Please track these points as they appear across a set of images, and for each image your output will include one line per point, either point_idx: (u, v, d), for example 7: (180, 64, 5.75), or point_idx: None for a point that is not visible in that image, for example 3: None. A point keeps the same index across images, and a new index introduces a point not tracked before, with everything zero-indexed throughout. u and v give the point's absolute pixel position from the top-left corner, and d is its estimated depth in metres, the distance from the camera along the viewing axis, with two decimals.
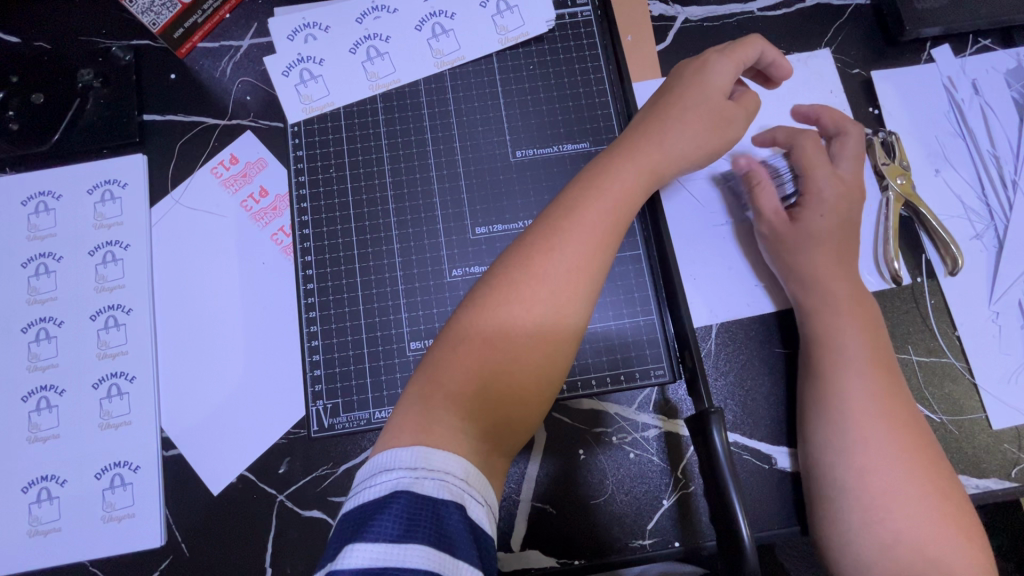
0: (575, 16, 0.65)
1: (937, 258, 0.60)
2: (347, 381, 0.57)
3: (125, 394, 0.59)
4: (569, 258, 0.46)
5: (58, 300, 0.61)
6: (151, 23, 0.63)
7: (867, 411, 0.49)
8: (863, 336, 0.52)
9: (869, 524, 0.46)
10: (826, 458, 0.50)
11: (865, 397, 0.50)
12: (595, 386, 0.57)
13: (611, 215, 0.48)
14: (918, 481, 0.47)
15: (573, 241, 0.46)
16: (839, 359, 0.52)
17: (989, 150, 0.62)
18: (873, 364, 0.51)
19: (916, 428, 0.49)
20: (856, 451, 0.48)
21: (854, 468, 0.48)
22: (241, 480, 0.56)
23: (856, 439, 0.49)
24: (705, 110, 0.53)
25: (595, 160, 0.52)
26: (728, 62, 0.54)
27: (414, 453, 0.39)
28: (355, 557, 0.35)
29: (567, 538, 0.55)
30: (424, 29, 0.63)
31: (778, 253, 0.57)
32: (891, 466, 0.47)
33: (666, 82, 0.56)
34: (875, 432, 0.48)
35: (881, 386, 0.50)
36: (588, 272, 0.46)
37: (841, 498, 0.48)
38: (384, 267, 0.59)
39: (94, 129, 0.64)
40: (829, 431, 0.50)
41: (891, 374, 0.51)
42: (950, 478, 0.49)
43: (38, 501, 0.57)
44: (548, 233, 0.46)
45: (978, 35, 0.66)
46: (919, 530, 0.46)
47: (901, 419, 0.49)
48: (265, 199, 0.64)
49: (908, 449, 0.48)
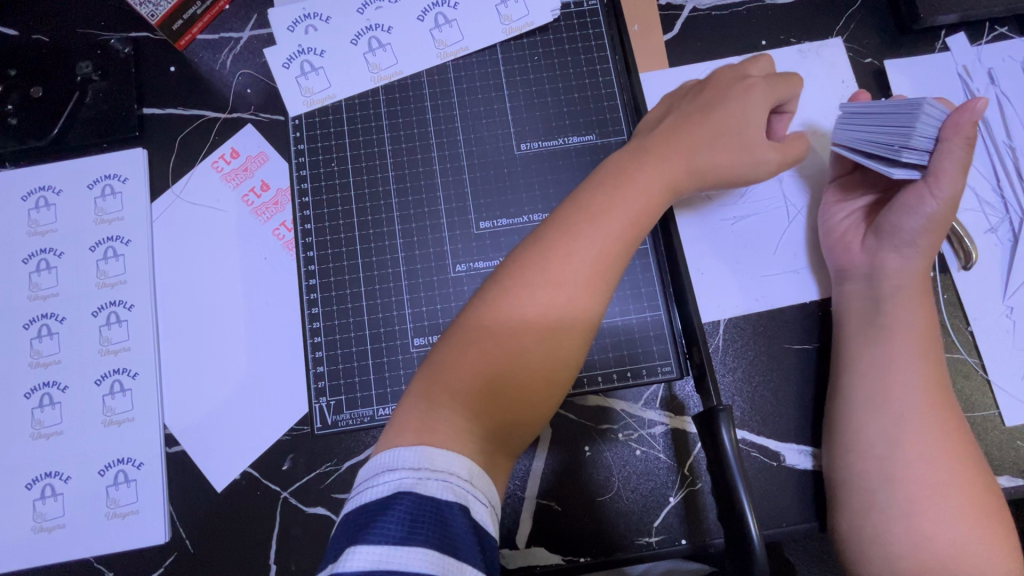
0: (580, 5, 0.63)
1: (950, 251, 0.58)
2: (350, 378, 0.56)
3: (127, 390, 0.58)
4: (580, 260, 0.44)
5: (59, 296, 0.61)
6: (149, 15, 0.62)
7: (915, 404, 0.49)
8: (915, 329, 0.51)
9: (903, 521, 0.46)
10: (868, 449, 0.49)
11: (914, 391, 0.49)
12: (602, 383, 0.56)
13: (626, 222, 0.46)
14: (958, 478, 0.47)
15: (585, 243, 0.44)
16: (889, 354, 0.50)
17: (1005, 141, 0.61)
18: (925, 358, 0.50)
19: (957, 422, 0.49)
20: (902, 445, 0.48)
21: (901, 461, 0.47)
22: (245, 477, 0.56)
23: (906, 432, 0.48)
24: (735, 137, 0.50)
25: (616, 159, 0.50)
26: (768, 92, 0.51)
27: (418, 453, 0.39)
28: (355, 559, 0.35)
29: (573, 535, 0.55)
30: (427, 19, 0.62)
31: (927, 230, 0.50)
32: (935, 461, 0.47)
33: (707, 93, 0.52)
34: (920, 428, 0.48)
35: (932, 381, 0.49)
36: (601, 277, 0.44)
37: (882, 490, 0.47)
38: (387, 262, 0.59)
39: (94, 122, 0.64)
40: (874, 425, 0.49)
41: (941, 368, 0.50)
42: (987, 472, 0.48)
43: (42, 497, 0.56)
44: (562, 233, 0.45)
45: (995, 23, 0.64)
46: (954, 526, 0.45)
47: (948, 414, 0.49)
48: (266, 193, 0.63)
49: (950, 445, 0.48)
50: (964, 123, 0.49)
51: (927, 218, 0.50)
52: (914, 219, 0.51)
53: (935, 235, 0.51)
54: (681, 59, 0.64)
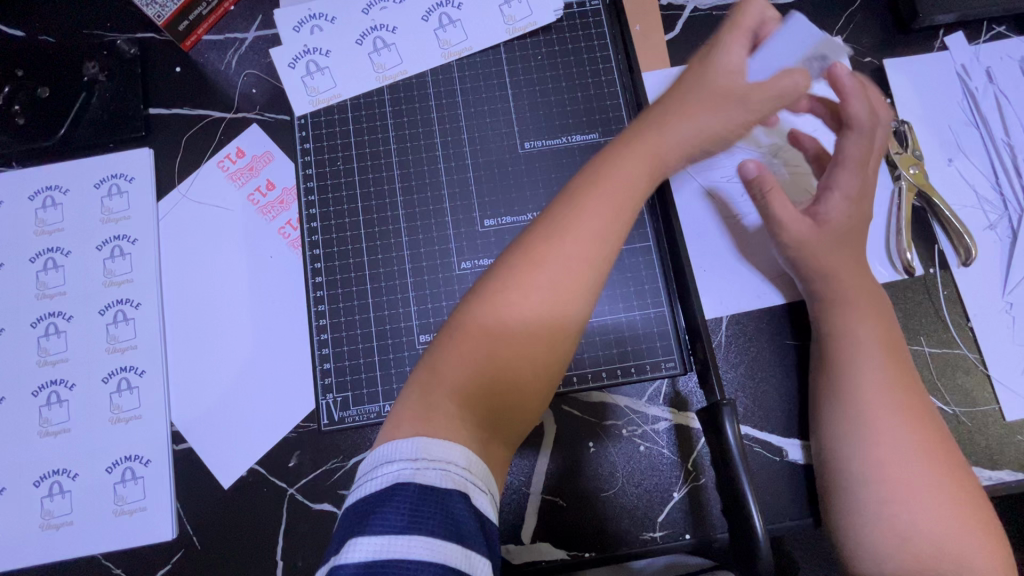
0: (584, 5, 0.64)
1: (950, 248, 0.59)
2: (357, 374, 0.57)
3: (135, 388, 0.59)
4: (569, 253, 0.44)
5: (67, 295, 0.61)
6: (156, 16, 0.63)
7: (880, 403, 0.49)
8: (871, 330, 0.51)
9: (887, 520, 0.46)
10: (843, 449, 0.49)
11: (878, 390, 0.49)
12: (606, 379, 0.57)
13: (608, 210, 0.45)
14: (937, 475, 0.47)
15: (575, 234, 0.44)
16: (855, 354, 0.51)
17: (1004, 139, 0.61)
18: (887, 357, 0.51)
19: (929, 419, 0.49)
20: (876, 443, 0.48)
21: (874, 460, 0.47)
22: (251, 474, 0.56)
23: (878, 430, 0.48)
24: (712, 97, 0.49)
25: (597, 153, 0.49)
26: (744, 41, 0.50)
27: (414, 444, 0.39)
28: (356, 551, 0.35)
29: (578, 530, 0.55)
30: (432, 19, 0.62)
31: (825, 238, 0.53)
32: (908, 457, 0.47)
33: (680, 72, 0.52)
34: (890, 426, 0.48)
35: (898, 379, 0.50)
36: (590, 266, 0.44)
37: (859, 490, 0.48)
38: (392, 260, 0.59)
39: (100, 122, 0.64)
40: (842, 423, 0.50)
41: (904, 366, 0.51)
42: (966, 467, 0.49)
43: (50, 494, 0.57)
44: (549, 229, 0.44)
45: (993, 22, 0.65)
46: (937, 523, 0.46)
47: (917, 412, 0.49)
48: (272, 192, 0.63)
49: (924, 443, 0.48)
50: (851, 105, 0.53)
51: (824, 223, 0.53)
52: (800, 223, 0.53)
53: (850, 246, 0.53)
54: (683, 59, 0.65)
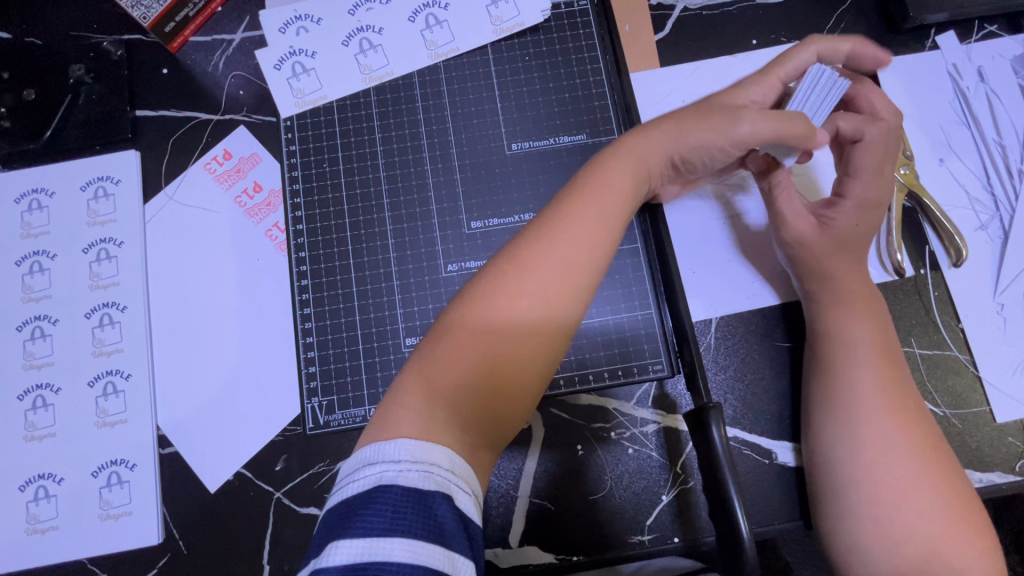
0: (571, 5, 0.64)
1: (940, 248, 0.59)
2: (342, 378, 0.56)
3: (121, 392, 0.58)
4: (563, 255, 0.45)
5: (53, 298, 0.61)
6: (141, 17, 0.63)
7: (874, 406, 0.48)
8: (866, 333, 0.51)
9: (879, 523, 0.46)
10: (836, 452, 0.49)
11: (872, 393, 0.49)
12: (593, 381, 0.57)
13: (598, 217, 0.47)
14: (930, 478, 0.46)
15: (569, 236, 0.46)
16: (850, 357, 0.51)
17: (995, 139, 0.61)
18: (882, 360, 0.50)
19: (923, 423, 0.49)
20: (868, 446, 0.47)
21: (868, 463, 0.47)
22: (238, 477, 0.56)
23: (870, 433, 0.48)
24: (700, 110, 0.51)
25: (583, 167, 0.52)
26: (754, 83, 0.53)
27: (399, 447, 0.38)
28: (338, 553, 0.34)
29: (567, 534, 0.55)
30: (418, 20, 0.62)
31: (825, 245, 0.53)
32: (903, 461, 0.47)
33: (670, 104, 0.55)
34: (884, 429, 0.48)
35: (892, 382, 0.50)
36: (581, 271, 0.46)
37: (850, 492, 0.47)
38: (378, 262, 0.59)
39: (86, 124, 0.64)
40: (836, 426, 0.49)
41: (900, 370, 0.51)
42: (960, 472, 0.48)
43: (36, 499, 0.56)
44: (542, 232, 0.46)
45: (984, 20, 0.64)
46: (930, 527, 0.45)
47: (912, 415, 0.48)
48: (259, 194, 0.63)
49: (918, 446, 0.47)
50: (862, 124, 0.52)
51: (827, 228, 0.53)
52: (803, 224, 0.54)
53: (846, 254, 0.53)
54: (671, 59, 0.64)
